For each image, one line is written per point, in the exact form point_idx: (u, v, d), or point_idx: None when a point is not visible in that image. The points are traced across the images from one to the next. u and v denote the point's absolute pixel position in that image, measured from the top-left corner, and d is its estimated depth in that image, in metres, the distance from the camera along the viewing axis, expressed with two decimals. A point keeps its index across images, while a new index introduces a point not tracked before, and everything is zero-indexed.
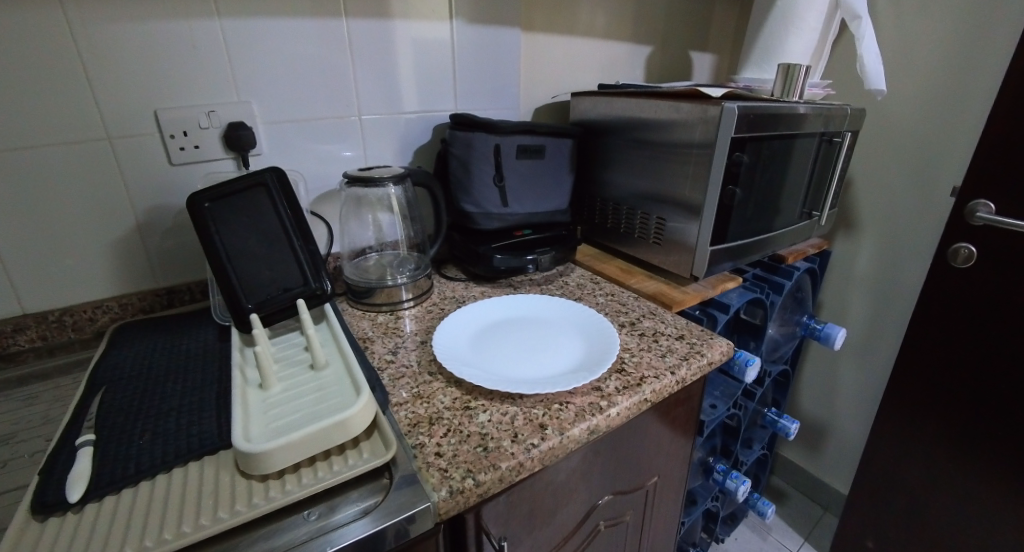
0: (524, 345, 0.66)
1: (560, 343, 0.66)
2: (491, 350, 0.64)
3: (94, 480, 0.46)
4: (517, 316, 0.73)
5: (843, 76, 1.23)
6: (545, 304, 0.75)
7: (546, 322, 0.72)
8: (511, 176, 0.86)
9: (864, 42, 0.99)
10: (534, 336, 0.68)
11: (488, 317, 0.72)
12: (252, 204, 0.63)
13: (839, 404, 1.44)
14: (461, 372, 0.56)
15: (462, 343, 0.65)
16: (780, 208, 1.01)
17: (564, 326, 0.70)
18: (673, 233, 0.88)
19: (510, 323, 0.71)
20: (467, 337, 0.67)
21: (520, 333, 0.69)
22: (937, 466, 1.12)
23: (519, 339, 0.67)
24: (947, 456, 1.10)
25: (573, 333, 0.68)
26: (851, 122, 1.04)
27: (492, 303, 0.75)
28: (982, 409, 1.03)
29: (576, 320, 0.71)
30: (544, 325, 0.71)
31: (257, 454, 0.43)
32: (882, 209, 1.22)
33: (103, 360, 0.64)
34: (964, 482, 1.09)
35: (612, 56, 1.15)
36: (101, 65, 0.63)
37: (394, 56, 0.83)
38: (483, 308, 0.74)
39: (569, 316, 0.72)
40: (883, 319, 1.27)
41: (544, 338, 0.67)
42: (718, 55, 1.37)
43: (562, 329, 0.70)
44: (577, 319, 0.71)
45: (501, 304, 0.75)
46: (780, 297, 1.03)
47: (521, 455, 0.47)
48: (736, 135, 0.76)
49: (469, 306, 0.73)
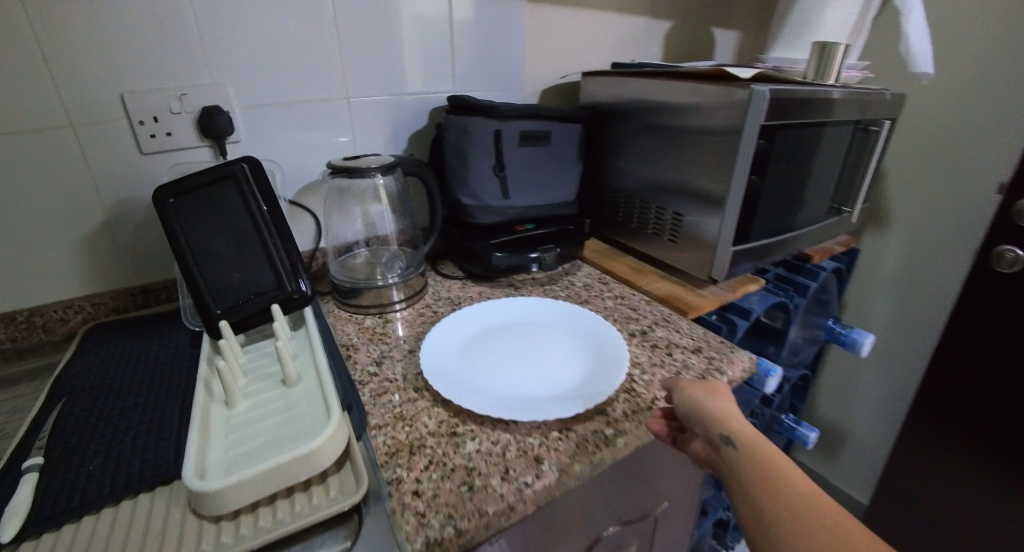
0: (525, 358, 0.59)
1: (563, 354, 0.60)
2: (487, 365, 0.57)
3: (33, 515, 0.40)
4: (513, 321, 0.67)
5: (883, 55, 1.12)
6: (548, 309, 0.69)
7: (546, 328, 0.65)
8: (512, 165, 0.78)
9: (911, 16, 0.89)
10: (535, 347, 0.61)
11: (482, 320, 0.66)
12: (220, 198, 0.56)
13: (859, 409, 1.36)
14: (458, 399, 0.49)
15: (454, 354, 0.59)
16: (806, 203, 0.93)
17: (570, 337, 0.63)
18: (690, 229, 0.80)
19: (506, 329, 0.65)
20: (461, 346, 0.61)
21: (518, 342, 0.62)
22: (967, 481, 1.05)
23: (518, 349, 0.61)
24: (980, 473, 1.02)
25: (576, 342, 0.62)
26: (891, 108, 0.94)
27: (492, 305, 0.69)
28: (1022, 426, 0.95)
29: (580, 326, 0.65)
30: (544, 331, 0.64)
31: (208, 493, 0.38)
32: (917, 204, 1.12)
33: (68, 368, 0.59)
34: (998, 503, 1.01)
35: (627, 34, 1.05)
36: (57, 43, 0.57)
37: (386, 32, 0.75)
38: (481, 312, 0.67)
39: (571, 322, 0.66)
40: (913, 322, 1.18)
41: (545, 348, 0.61)
42: (742, 33, 1.27)
43: (565, 337, 0.63)
44: (581, 325, 0.65)
45: (500, 307, 0.69)
46: (804, 299, 0.95)
47: (511, 498, 0.41)
48: (765, 122, 0.68)
49: (465, 308, 0.67)
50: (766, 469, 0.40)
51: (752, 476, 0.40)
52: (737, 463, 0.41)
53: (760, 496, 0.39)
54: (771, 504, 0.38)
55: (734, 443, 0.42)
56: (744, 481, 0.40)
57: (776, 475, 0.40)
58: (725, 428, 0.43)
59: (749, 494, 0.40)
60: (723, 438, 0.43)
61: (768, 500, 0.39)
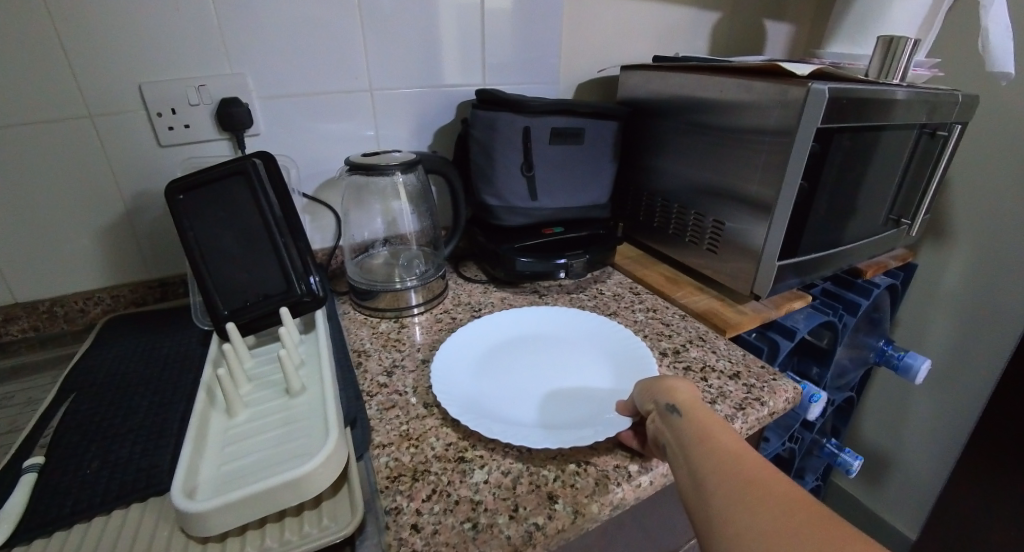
0: (540, 375, 0.55)
1: (583, 372, 0.55)
2: (499, 383, 0.53)
3: (24, 520, 0.39)
4: (530, 333, 0.62)
5: (955, 52, 1.01)
6: (571, 319, 0.64)
7: (565, 342, 0.61)
8: (542, 164, 0.73)
9: (993, 10, 0.79)
10: (552, 364, 0.57)
11: (492, 323, 0.62)
12: (229, 195, 0.54)
13: (908, 436, 1.25)
14: (467, 420, 0.45)
15: (467, 369, 0.54)
16: (862, 214, 0.84)
17: (591, 352, 0.58)
18: (731, 239, 0.74)
19: (521, 341, 0.60)
20: (477, 359, 0.56)
21: (534, 357, 0.58)
22: None
23: (533, 366, 0.56)
24: None
25: (598, 358, 0.57)
26: (963, 111, 0.84)
27: (513, 314, 0.64)
28: None
29: (604, 341, 0.60)
30: (562, 346, 0.60)
31: (192, 515, 0.35)
32: (987, 218, 1.01)
33: (81, 361, 0.59)
34: None
35: (671, 26, 0.99)
36: (75, 33, 0.55)
37: (413, 22, 0.72)
38: (499, 321, 0.63)
39: (594, 336, 0.61)
40: (976, 347, 1.07)
41: (563, 365, 0.56)
42: (797, 26, 1.18)
43: (586, 353, 0.58)
44: (605, 340, 0.60)
45: (521, 315, 0.64)
46: (855, 318, 0.86)
47: (518, 542, 0.36)
48: (823, 123, 0.61)
49: (485, 318, 0.63)
50: (704, 431, 0.37)
51: (690, 439, 0.37)
52: (677, 429, 0.38)
53: (693, 457, 0.36)
54: (704, 463, 0.35)
55: (676, 410, 0.39)
56: (682, 447, 0.37)
57: (710, 436, 0.37)
58: (670, 398, 0.41)
59: (686, 456, 0.37)
60: (667, 406, 0.40)
61: (701, 458, 0.35)
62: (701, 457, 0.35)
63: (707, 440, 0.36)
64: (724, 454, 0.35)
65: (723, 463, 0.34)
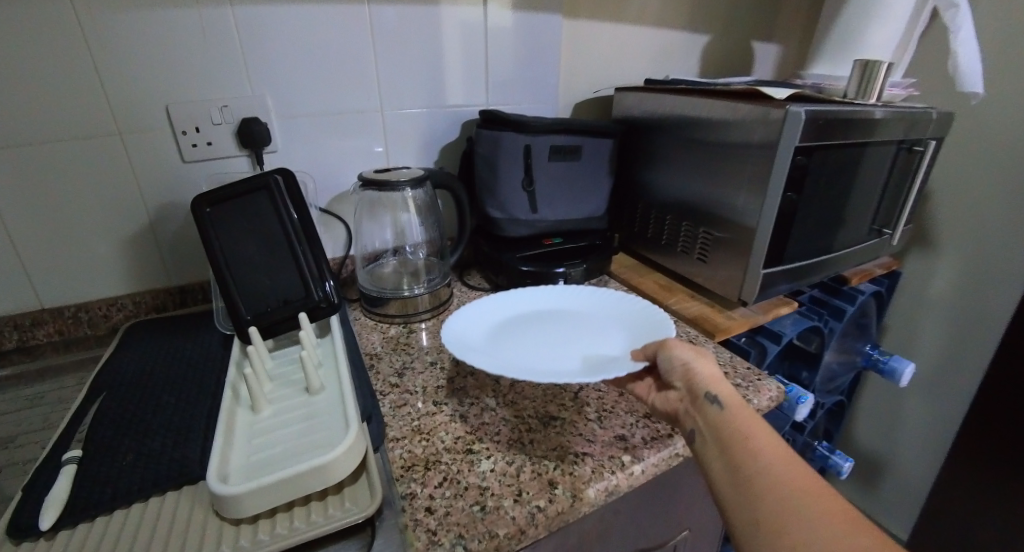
0: (557, 338, 0.59)
1: (598, 337, 0.59)
2: (512, 344, 0.57)
3: (69, 505, 0.42)
4: (549, 309, 0.65)
5: (932, 72, 1.07)
6: (588, 296, 0.67)
7: (586, 316, 0.64)
8: (542, 179, 0.78)
9: (961, 35, 0.84)
10: (568, 329, 0.61)
11: (518, 300, 0.66)
12: (255, 207, 0.58)
13: (900, 440, 1.29)
14: (471, 360, 0.48)
15: (487, 332, 0.58)
16: (847, 225, 0.89)
17: (607, 321, 0.62)
18: (720, 248, 0.79)
19: (543, 315, 0.64)
20: (496, 326, 0.60)
21: (553, 324, 0.62)
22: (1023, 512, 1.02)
23: (551, 331, 0.60)
24: None
25: (617, 329, 0.60)
26: (938, 128, 0.90)
27: (530, 292, 0.67)
28: None
29: (621, 315, 0.63)
30: (579, 316, 0.64)
31: (228, 497, 0.39)
32: (967, 228, 1.06)
33: (108, 363, 0.62)
34: None
35: (663, 48, 1.04)
36: (111, 58, 0.60)
37: (422, 45, 0.77)
38: (516, 298, 0.66)
39: (615, 312, 0.64)
40: (961, 352, 1.12)
41: (580, 332, 0.60)
42: (784, 47, 1.24)
43: (606, 326, 0.61)
44: (624, 314, 0.63)
45: (539, 295, 0.67)
46: (841, 324, 0.91)
47: (522, 522, 0.40)
48: (802, 142, 0.66)
49: (505, 293, 0.66)
50: (747, 433, 0.40)
51: (733, 437, 0.40)
52: (716, 420, 0.42)
53: (741, 456, 0.39)
54: (758, 466, 0.38)
55: (718, 401, 0.43)
56: (726, 443, 0.40)
57: (755, 440, 0.40)
58: (713, 388, 0.44)
59: (729, 454, 0.40)
60: (708, 395, 0.44)
61: (748, 457, 0.38)
62: (741, 454, 0.39)
63: (750, 440, 0.40)
64: (765, 457, 0.38)
65: (773, 466, 0.37)
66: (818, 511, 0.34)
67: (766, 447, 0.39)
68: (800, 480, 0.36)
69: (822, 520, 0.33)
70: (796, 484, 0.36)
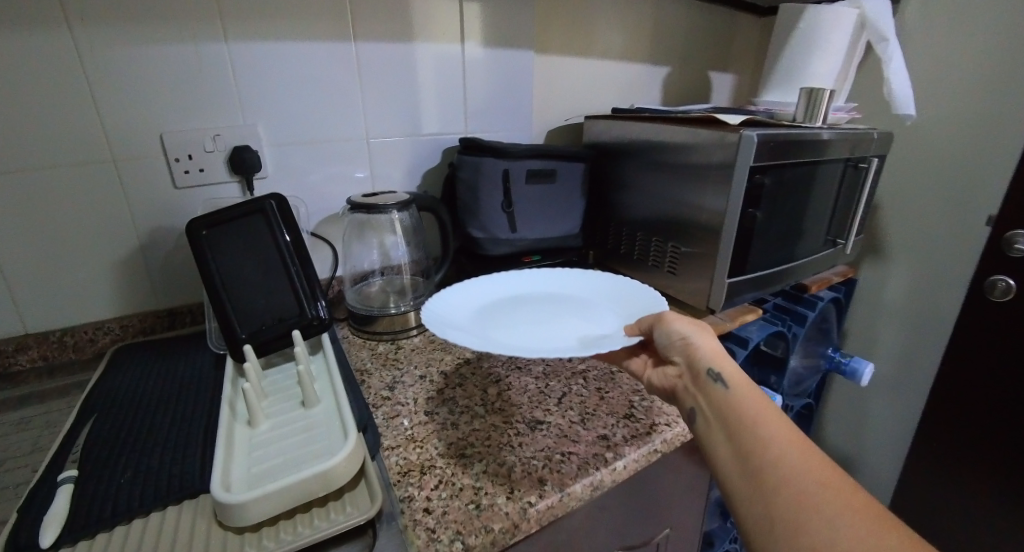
0: (551, 322, 0.62)
1: (592, 320, 0.62)
2: (504, 326, 0.60)
3: (69, 522, 0.43)
4: (545, 294, 0.69)
5: (871, 98, 1.18)
6: (584, 282, 0.71)
7: (581, 302, 0.67)
8: (520, 201, 0.83)
9: (892, 65, 0.95)
10: (562, 315, 0.64)
11: (513, 288, 0.70)
12: (249, 230, 0.61)
13: (867, 439, 1.36)
14: (454, 336, 0.49)
15: (482, 315, 0.61)
16: (804, 236, 0.96)
17: (600, 308, 0.65)
18: (688, 261, 0.84)
19: (540, 301, 0.68)
20: (491, 310, 0.63)
21: (547, 310, 0.65)
22: (985, 497, 1.09)
23: (545, 316, 0.63)
24: (996, 489, 1.07)
25: (611, 312, 0.64)
26: (879, 147, 0.99)
27: (524, 279, 0.71)
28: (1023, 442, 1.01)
29: (615, 301, 0.66)
30: (574, 303, 0.67)
31: (233, 506, 0.40)
32: (912, 238, 1.16)
33: (98, 386, 0.63)
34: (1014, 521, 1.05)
35: (630, 78, 1.12)
36: (108, 89, 0.63)
37: (405, 78, 0.82)
38: (508, 280, 0.70)
39: (608, 298, 0.67)
40: (915, 353, 1.20)
41: (573, 317, 0.63)
42: (738, 76, 1.34)
43: (600, 311, 0.65)
44: (616, 299, 0.66)
45: (535, 282, 0.71)
46: (803, 329, 0.97)
47: (516, 517, 0.43)
48: (757, 162, 0.72)
49: (499, 275, 0.70)
50: (755, 418, 0.43)
51: (743, 422, 0.43)
52: (721, 395, 0.46)
53: (755, 438, 0.42)
54: (773, 452, 0.40)
55: (722, 382, 0.46)
56: (734, 420, 0.44)
57: (767, 426, 0.42)
58: (719, 366, 0.48)
59: (736, 437, 0.43)
60: (714, 374, 0.47)
61: (762, 442, 0.41)
62: (748, 440, 0.42)
63: (757, 423, 0.43)
64: (777, 446, 0.41)
65: (793, 459, 0.39)
66: (840, 509, 0.35)
67: (773, 429, 0.42)
68: (817, 473, 0.38)
69: (845, 517, 0.35)
70: (816, 481, 0.38)
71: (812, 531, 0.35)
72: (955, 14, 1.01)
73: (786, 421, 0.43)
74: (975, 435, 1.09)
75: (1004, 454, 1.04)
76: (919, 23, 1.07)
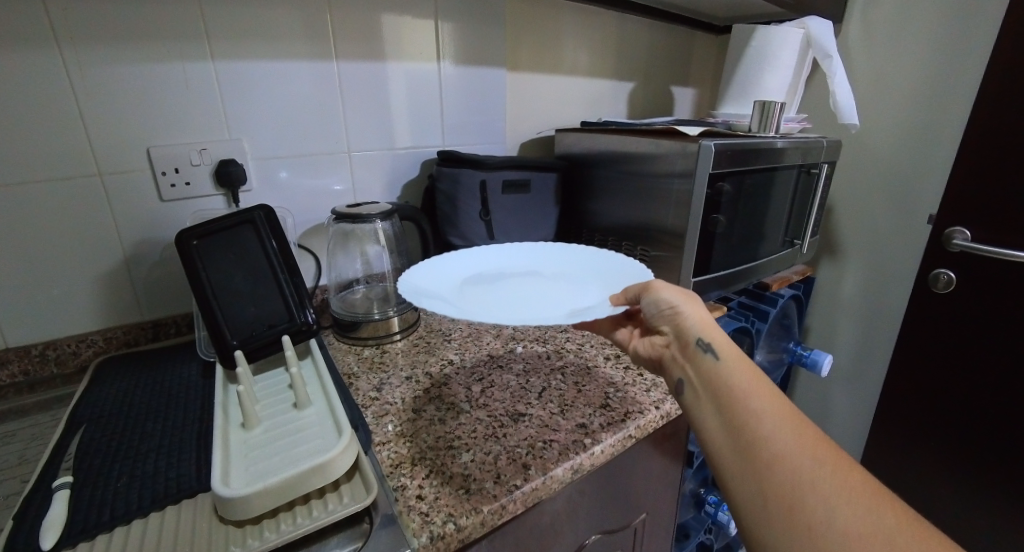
0: (538, 299, 0.66)
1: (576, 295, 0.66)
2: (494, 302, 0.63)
3: (68, 526, 0.44)
4: (530, 272, 0.73)
5: (819, 110, 1.28)
6: (567, 257, 0.76)
7: (568, 279, 0.72)
8: (498, 210, 0.87)
9: (836, 79, 1.03)
10: (547, 292, 0.68)
11: (503, 268, 0.74)
12: (239, 239, 0.64)
13: (832, 428, 1.44)
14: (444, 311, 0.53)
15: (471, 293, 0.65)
16: (764, 238, 1.04)
17: (582, 282, 0.70)
18: (657, 263, 0.90)
19: (526, 278, 0.72)
20: (479, 289, 0.67)
21: (532, 287, 0.69)
22: (938, 476, 1.17)
23: (531, 293, 0.67)
24: (947, 468, 1.15)
25: (595, 284, 0.68)
26: (827, 154, 1.08)
27: (508, 254, 0.76)
28: (969, 421, 1.10)
29: (597, 274, 0.71)
30: (558, 280, 0.71)
31: (235, 500, 0.42)
32: (862, 238, 1.25)
33: (84, 397, 0.63)
34: (965, 497, 1.13)
35: (598, 92, 1.19)
36: (95, 105, 0.64)
37: (385, 93, 0.85)
38: (490, 255, 0.75)
39: (591, 271, 0.72)
40: (870, 345, 1.29)
41: (558, 293, 0.67)
42: (697, 90, 1.43)
43: (584, 284, 0.69)
44: (596, 272, 0.71)
45: (519, 259, 0.76)
46: (765, 325, 1.04)
47: (503, 498, 0.47)
48: (716, 169, 0.78)
49: (485, 250, 0.75)
50: (743, 391, 0.47)
51: (723, 397, 0.48)
52: (709, 365, 0.51)
53: (749, 411, 0.45)
54: (762, 426, 0.44)
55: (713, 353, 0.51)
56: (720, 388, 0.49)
57: (754, 400, 0.46)
58: (709, 338, 0.53)
59: (721, 412, 0.47)
60: (704, 343, 0.53)
61: (754, 415, 0.45)
62: (739, 414, 0.46)
63: (748, 396, 0.47)
64: (769, 422, 0.44)
65: (788, 435, 0.43)
66: (837, 488, 0.39)
67: (764, 405, 0.45)
68: (813, 452, 0.41)
69: (838, 496, 0.38)
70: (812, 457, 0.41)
71: (808, 506, 0.39)
72: (889, 33, 1.11)
73: (783, 399, 0.46)
74: (927, 419, 1.17)
75: (952, 434, 1.13)
76: (859, 42, 1.17)
